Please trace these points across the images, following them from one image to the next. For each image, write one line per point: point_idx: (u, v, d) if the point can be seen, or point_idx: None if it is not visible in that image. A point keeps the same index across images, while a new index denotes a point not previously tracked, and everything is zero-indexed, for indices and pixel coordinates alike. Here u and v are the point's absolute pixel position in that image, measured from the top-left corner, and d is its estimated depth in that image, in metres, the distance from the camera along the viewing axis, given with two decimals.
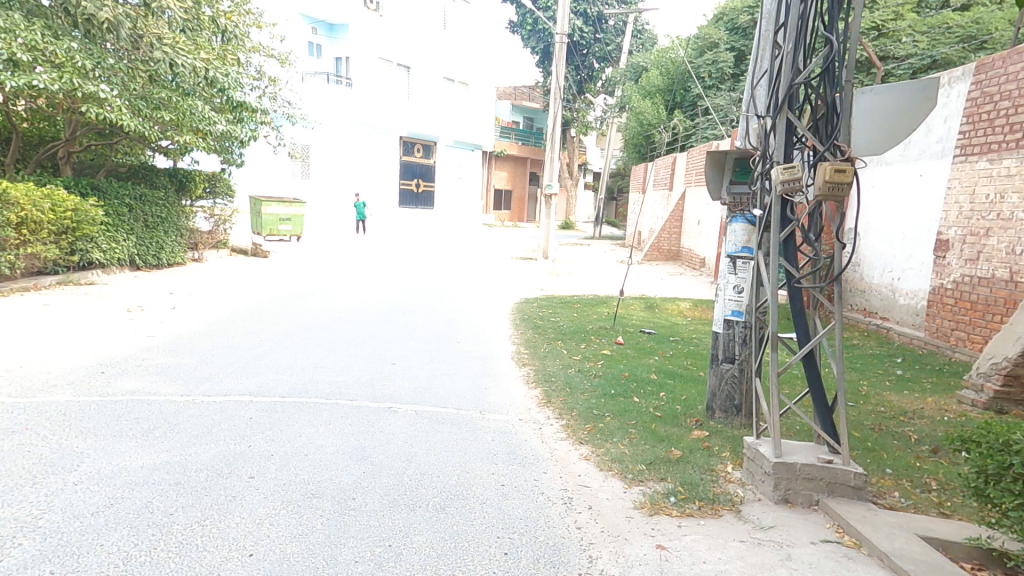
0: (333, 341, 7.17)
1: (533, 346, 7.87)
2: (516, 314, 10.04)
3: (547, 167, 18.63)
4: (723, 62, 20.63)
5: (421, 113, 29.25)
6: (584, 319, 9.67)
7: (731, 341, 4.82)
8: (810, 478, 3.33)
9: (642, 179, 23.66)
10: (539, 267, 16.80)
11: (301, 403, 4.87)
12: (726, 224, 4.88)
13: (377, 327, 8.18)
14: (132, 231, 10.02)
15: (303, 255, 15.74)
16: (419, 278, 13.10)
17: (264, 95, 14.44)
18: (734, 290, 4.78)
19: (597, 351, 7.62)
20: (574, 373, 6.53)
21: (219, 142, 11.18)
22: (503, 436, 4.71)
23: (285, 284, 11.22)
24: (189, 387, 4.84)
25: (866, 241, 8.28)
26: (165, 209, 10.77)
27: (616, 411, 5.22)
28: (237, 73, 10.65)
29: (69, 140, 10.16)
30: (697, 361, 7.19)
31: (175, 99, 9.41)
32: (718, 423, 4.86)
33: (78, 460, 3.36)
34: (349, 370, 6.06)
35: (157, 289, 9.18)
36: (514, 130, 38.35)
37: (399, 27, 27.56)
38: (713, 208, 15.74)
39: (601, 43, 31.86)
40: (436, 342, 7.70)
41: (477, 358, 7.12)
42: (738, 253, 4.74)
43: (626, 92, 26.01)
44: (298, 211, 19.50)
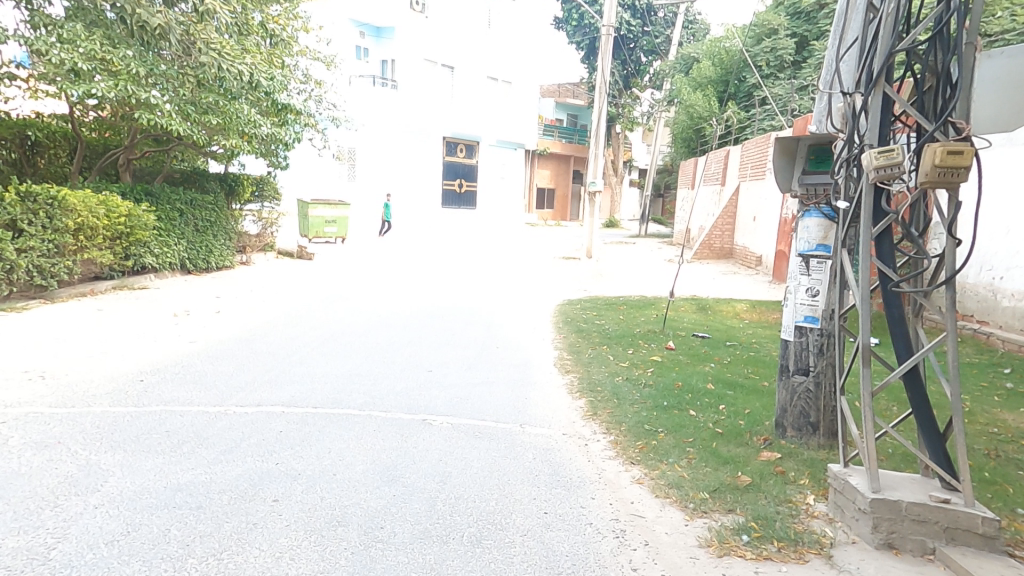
0: (371, 346, 7.04)
1: (577, 351, 7.46)
2: (559, 317, 9.66)
3: (591, 164, 18.06)
4: (782, 49, 19.53)
5: (465, 114, 29.19)
6: (630, 322, 9.17)
7: (805, 350, 4.30)
8: (921, 520, 2.82)
9: (692, 174, 22.72)
10: (583, 267, 16.30)
11: (334, 416, 4.76)
12: (796, 219, 4.39)
13: (415, 332, 7.98)
14: (183, 235, 10.24)
15: (346, 258, 15.83)
16: (459, 280, 12.91)
17: (310, 97, 14.62)
18: (807, 293, 4.29)
19: (646, 357, 7.14)
20: (621, 383, 6.08)
21: (265, 145, 11.35)
22: (546, 454, 4.36)
23: (326, 287, 11.20)
24: (221, 398, 4.86)
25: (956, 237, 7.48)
26: (214, 213, 10.98)
27: (670, 426, 4.76)
28: (284, 77, 10.71)
29: (128, 147, 10.45)
30: (758, 370, 6.59)
31: (222, 103, 9.50)
32: (792, 443, 4.30)
33: (104, 477, 3.40)
34: (386, 379, 5.85)
35: (204, 293, 9.34)
36: (556, 128, 37.83)
37: (444, 28, 27.60)
38: (771, 203, 14.84)
39: (649, 36, 30.96)
40: (475, 347, 7.43)
41: (519, 365, 6.78)
42: (811, 251, 4.26)
43: (676, 84, 25.06)
44: (343, 213, 19.73)
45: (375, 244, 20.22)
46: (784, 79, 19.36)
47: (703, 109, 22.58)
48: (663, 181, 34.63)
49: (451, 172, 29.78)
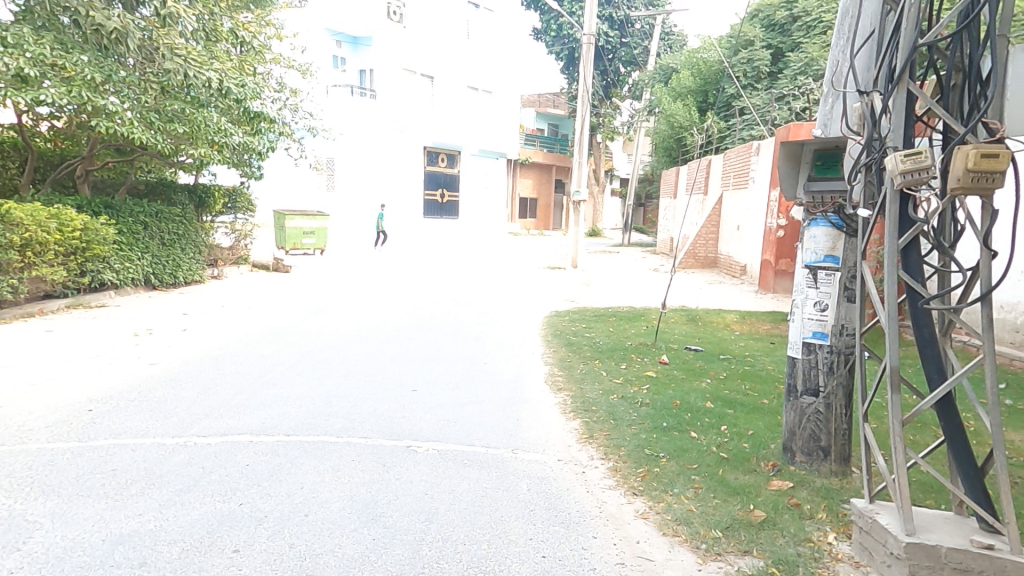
0: (349, 365, 6.61)
1: (568, 367, 7.12)
2: (547, 330, 9.33)
3: (575, 173, 17.87)
4: (759, 59, 19.72)
5: (445, 123, 28.94)
6: (621, 335, 8.88)
7: (813, 369, 4.06)
8: (964, 569, 2.52)
9: (674, 183, 22.75)
10: (569, 278, 16.05)
11: (307, 445, 4.33)
12: (802, 229, 4.20)
13: (397, 348, 7.57)
14: (147, 249, 9.70)
15: (325, 270, 15.33)
16: (443, 292, 12.53)
17: (286, 106, 14.21)
18: (816, 307, 4.07)
19: (640, 372, 6.83)
20: (616, 401, 5.76)
21: (236, 154, 10.88)
22: (541, 484, 3.99)
23: (303, 301, 10.70)
24: (181, 427, 4.38)
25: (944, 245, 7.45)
26: (183, 225, 10.46)
27: (671, 450, 4.44)
28: (256, 84, 10.32)
29: (88, 158, 9.89)
30: (757, 385, 6.34)
31: (189, 110, 9.01)
32: (802, 469, 4.03)
33: (30, 532, 2.94)
34: (366, 401, 5.44)
35: (170, 309, 8.81)
36: (538, 138, 37.83)
37: (423, 38, 27.41)
38: (754, 212, 14.83)
39: (628, 47, 31.20)
40: (461, 364, 7.05)
41: (507, 382, 6.42)
42: (819, 262, 4.06)
43: (656, 94, 25.17)
44: (321, 224, 19.23)
45: (355, 256, 19.72)
46: (762, 89, 19.54)
47: (683, 119, 22.68)
48: (644, 190, 34.77)
49: (433, 182, 29.40)
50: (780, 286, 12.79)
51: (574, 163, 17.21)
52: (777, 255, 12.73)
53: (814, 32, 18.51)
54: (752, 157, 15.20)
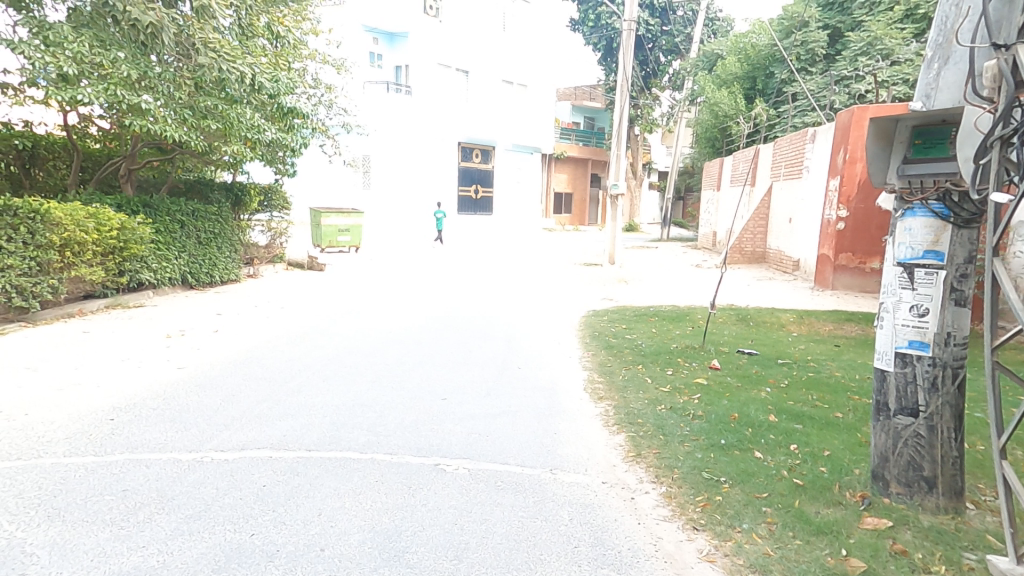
0: (377, 370, 6.29)
1: (609, 373, 6.60)
2: (585, 331, 8.82)
3: (613, 166, 17.17)
4: (814, 42, 18.51)
5: (480, 118, 28.62)
6: (665, 336, 8.29)
7: (911, 385, 3.45)
8: None
9: (717, 175, 21.75)
10: (606, 274, 15.45)
11: (329, 462, 3.99)
12: (892, 221, 3.62)
13: (428, 351, 7.23)
14: (184, 248, 9.66)
15: (359, 268, 15.20)
16: (476, 291, 12.17)
17: (321, 102, 14.12)
18: (912, 311, 3.47)
19: (689, 379, 6.25)
20: (664, 413, 5.21)
21: (270, 151, 10.78)
22: (585, 513, 3.52)
23: (336, 301, 10.52)
24: (200, 440, 4.11)
25: None
26: (219, 223, 10.40)
27: (734, 474, 3.89)
28: (289, 80, 10.19)
29: (130, 157, 9.91)
30: (824, 396, 5.67)
31: (221, 107, 8.87)
32: (899, 503, 3.44)
33: (23, 566, 2.66)
34: (393, 411, 5.08)
35: (204, 309, 8.73)
36: (573, 131, 37.09)
37: (458, 33, 27.13)
38: (808, 203, 13.86)
39: (668, 35, 30.12)
40: (494, 369, 6.65)
41: (544, 391, 5.97)
42: (916, 259, 3.46)
43: (698, 83, 24.15)
44: (357, 222, 19.19)
45: (389, 253, 19.60)
46: (816, 74, 18.39)
47: (728, 107, 21.61)
48: (683, 182, 33.61)
49: (468, 178, 29.09)
50: (840, 282, 11.85)
51: (612, 155, 16.47)
52: (837, 249, 11.79)
53: (875, 11, 17.27)
54: (806, 145, 14.21)
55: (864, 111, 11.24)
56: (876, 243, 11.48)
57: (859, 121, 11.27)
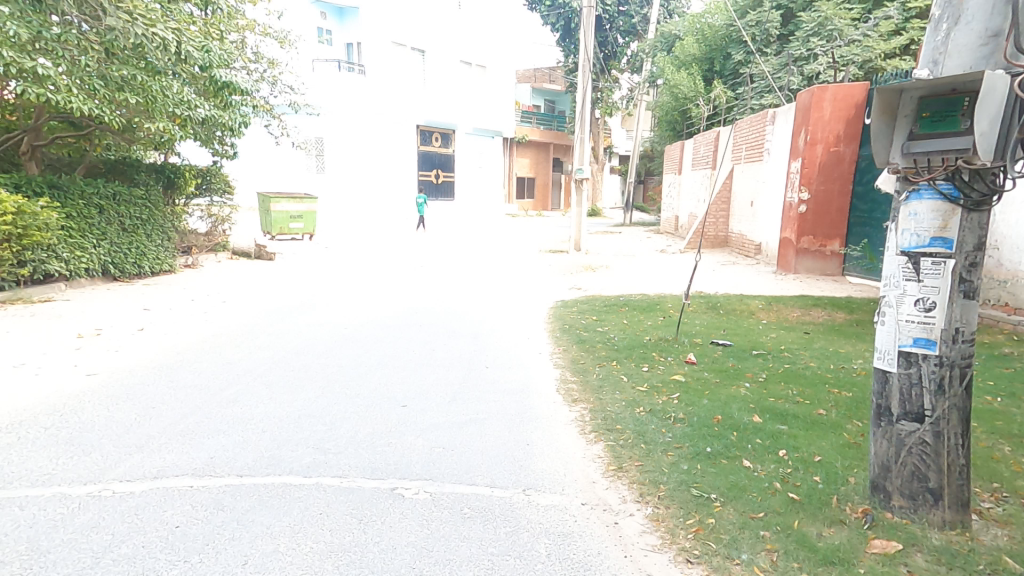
0: (327, 374, 5.64)
1: (582, 371, 6.17)
2: (554, 324, 8.37)
3: (576, 149, 16.70)
4: (769, 22, 18.41)
5: (438, 100, 27.63)
6: (637, 327, 7.94)
7: (916, 387, 3.11)
8: None
9: (678, 159, 21.62)
10: (572, 261, 15.05)
11: (263, 491, 3.35)
12: (896, 207, 3.28)
13: (385, 350, 6.64)
14: (103, 236, 8.62)
15: (311, 257, 14.28)
16: (438, 281, 11.56)
17: (263, 79, 13.07)
18: (918, 306, 3.11)
19: (666, 376, 5.89)
20: (644, 417, 4.82)
21: (206, 131, 9.79)
22: (563, 543, 3.08)
23: (283, 294, 9.67)
24: (103, 469, 3.44)
25: (1003, 221, 7.42)
26: (148, 209, 9.38)
27: (725, 490, 3.53)
28: (222, 51, 9.21)
29: (35, 130, 8.74)
30: (804, 391, 5.40)
31: (140, 78, 7.83)
32: (903, 519, 3.13)
33: None
34: (343, 423, 4.48)
35: (129, 305, 7.79)
36: (535, 114, 36.47)
37: (413, 10, 26.00)
38: (771, 186, 13.76)
39: (626, 16, 29.79)
40: (459, 369, 6.13)
41: (511, 393, 5.49)
42: (922, 248, 3.11)
43: (658, 65, 23.91)
44: (309, 207, 18.12)
45: (346, 241, 18.64)
46: (773, 56, 18.39)
47: (688, 90, 21.46)
48: (645, 167, 33.62)
49: (427, 162, 28.10)
50: (802, 267, 11.75)
51: (576, 138, 15.96)
52: (799, 232, 11.66)
53: None
54: (766, 127, 14.12)
55: (824, 91, 11.12)
56: (835, 227, 11.47)
57: (819, 101, 11.13)
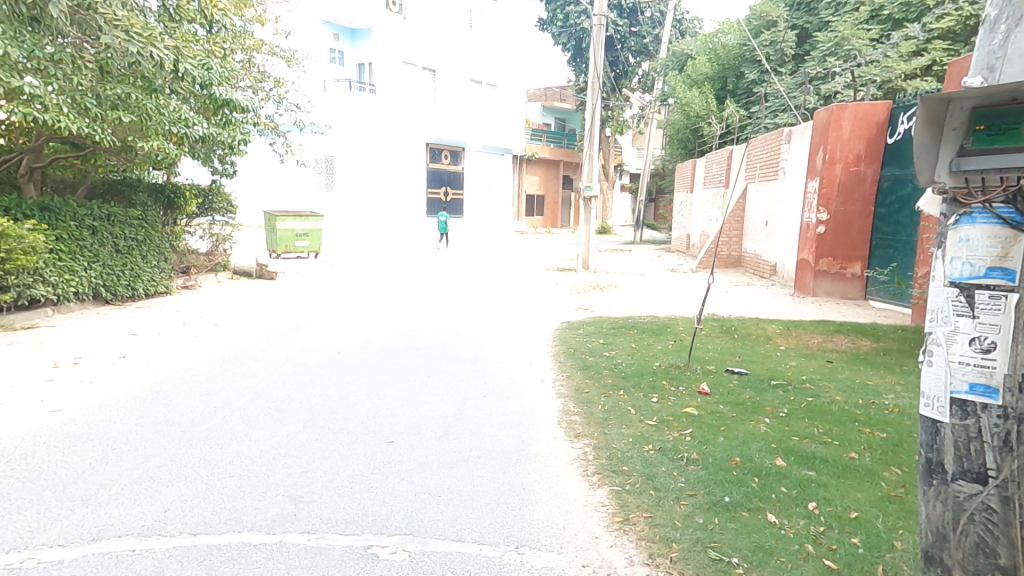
0: (313, 405, 5.27)
1: (586, 401, 5.72)
2: (558, 348, 7.95)
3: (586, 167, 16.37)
4: (782, 41, 18.17)
5: (448, 119, 27.59)
6: (646, 353, 7.50)
7: (975, 442, 2.67)
8: None
9: (690, 177, 21.24)
10: (579, 281, 14.64)
11: (214, 555, 2.97)
12: (941, 232, 2.84)
13: (378, 377, 6.27)
14: (96, 258, 8.47)
15: (314, 276, 14.02)
16: (440, 302, 11.22)
17: (269, 98, 13.01)
18: (974, 345, 2.65)
19: (677, 409, 5.42)
20: (654, 457, 4.37)
21: (204, 149, 9.69)
22: None
23: (279, 316, 9.37)
24: (40, 530, 3.09)
25: None
26: (144, 229, 9.25)
27: (748, 553, 3.09)
28: (224, 69, 9.14)
29: (34, 150, 8.64)
30: (832, 429, 4.92)
31: (136, 96, 7.68)
32: None
33: None
34: (322, 463, 4.09)
35: (116, 329, 7.54)
36: (545, 132, 36.40)
37: (424, 30, 26.15)
38: (787, 205, 13.30)
39: (637, 36, 29.78)
40: (454, 399, 5.71)
41: (509, 426, 5.07)
42: (977, 280, 2.66)
43: (669, 83, 23.70)
44: (315, 225, 17.95)
45: (351, 259, 18.42)
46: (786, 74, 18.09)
47: (700, 108, 21.18)
48: (656, 185, 33.30)
49: (436, 180, 27.97)
50: (820, 289, 11.28)
51: (585, 156, 15.61)
52: (817, 254, 11.17)
53: (843, 11, 17.00)
54: (781, 145, 13.73)
55: (843, 109, 10.71)
56: (855, 248, 10.99)
57: (838, 120, 10.72)
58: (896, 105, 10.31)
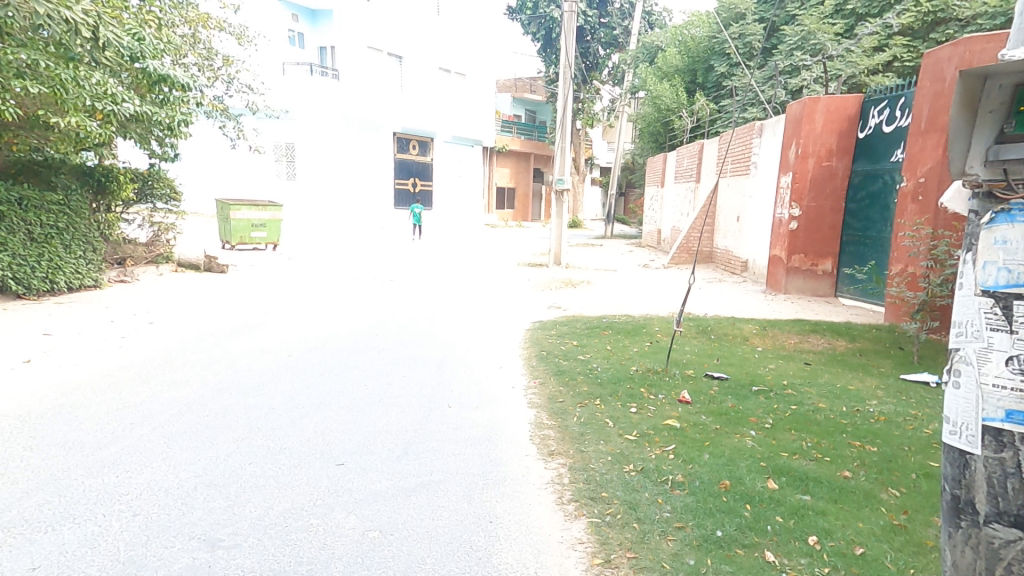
0: (251, 420, 4.62)
1: (561, 413, 5.24)
2: (530, 350, 7.46)
3: (557, 160, 15.90)
4: (750, 35, 17.96)
5: (415, 108, 26.67)
6: (622, 355, 7.09)
7: (1011, 481, 2.13)
8: None
9: (661, 171, 21.00)
10: (550, 276, 14.20)
11: None
12: (970, 233, 2.26)
13: (330, 385, 5.64)
14: (3, 246, 7.71)
15: (270, 270, 13.13)
16: (405, 298, 10.60)
17: (217, 78, 12.06)
18: (1012, 365, 2.08)
19: (658, 421, 4.99)
20: (636, 481, 3.90)
21: (135, 130, 8.86)
22: None
23: (225, 313, 8.58)
24: None
25: None
26: (65, 216, 8.46)
27: None
28: (160, 43, 8.37)
29: None
30: (821, 442, 4.57)
31: (47, 65, 6.84)
32: None
33: None
34: (254, 495, 3.47)
35: (25, 329, 6.70)
36: (515, 124, 35.82)
37: (389, 14, 25.17)
38: (760, 200, 13.11)
39: (607, 28, 29.42)
40: (415, 411, 5.14)
41: (474, 443, 4.53)
42: (1018, 290, 2.07)
43: (640, 76, 23.41)
44: (274, 215, 16.93)
45: (312, 252, 17.54)
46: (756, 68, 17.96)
47: (671, 101, 20.96)
48: (626, 178, 33.18)
49: (404, 170, 27.03)
50: (792, 286, 11.07)
51: (555, 147, 15.05)
52: (789, 251, 10.96)
53: (810, 6, 16.93)
54: (753, 139, 13.54)
55: (816, 103, 10.49)
56: (827, 245, 10.83)
57: (811, 113, 10.49)
58: (867, 99, 10.20)
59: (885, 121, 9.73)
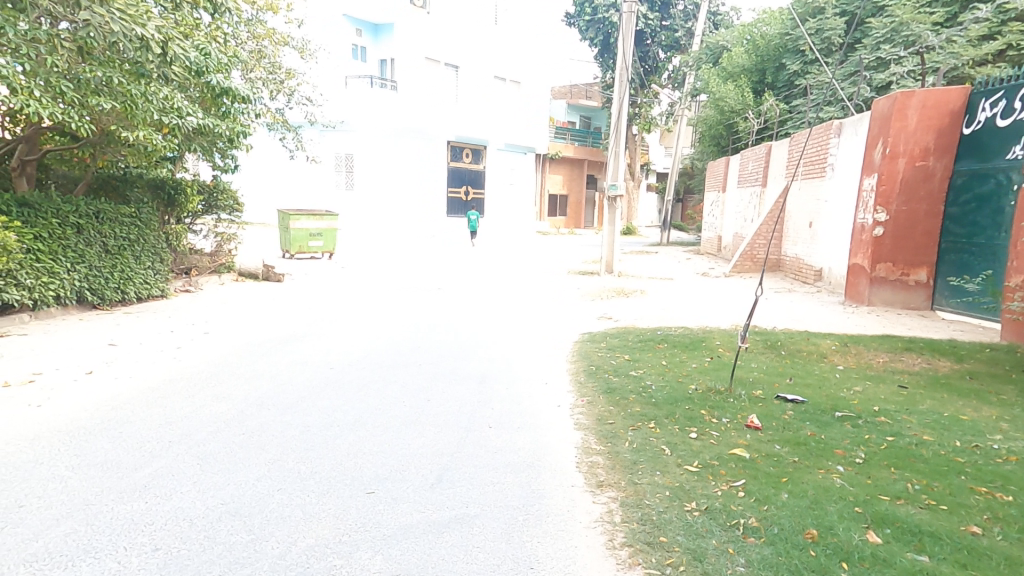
0: (284, 438, 4.43)
1: (611, 437, 4.75)
2: (578, 365, 6.97)
3: (611, 164, 15.30)
4: (829, 30, 16.72)
5: (470, 117, 26.77)
6: (680, 372, 6.48)
7: None
8: None
9: (722, 175, 19.94)
10: (603, 285, 13.58)
11: None
12: None
13: (367, 400, 5.40)
14: (81, 259, 7.98)
15: (322, 279, 13.29)
16: (452, 308, 10.36)
17: (281, 91, 12.33)
18: None
19: (723, 450, 4.41)
20: (700, 524, 3.37)
21: (200, 143, 9.09)
22: None
23: (276, 323, 8.62)
24: None
25: None
26: (136, 228, 8.80)
27: None
28: (226, 56, 8.56)
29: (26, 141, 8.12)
30: (929, 485, 3.85)
31: (120, 81, 7.07)
32: None
33: None
34: (278, 528, 3.21)
35: (90, 340, 6.91)
36: (569, 130, 35.38)
37: (447, 25, 25.44)
38: (838, 205, 12.02)
39: (668, 30, 28.53)
40: (454, 431, 4.80)
41: (515, 471, 4.13)
42: None
43: (702, 77, 22.45)
44: (330, 225, 17.26)
45: (365, 261, 17.77)
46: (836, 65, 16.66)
47: (735, 102, 19.90)
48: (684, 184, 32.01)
49: (456, 178, 27.14)
50: (877, 297, 9.97)
51: (611, 152, 14.45)
52: (874, 259, 9.86)
53: None
54: (830, 140, 12.48)
55: (908, 98, 9.42)
56: (918, 253, 9.73)
57: (902, 109, 9.43)
58: (976, 90, 9.10)
59: (999, 114, 8.63)
